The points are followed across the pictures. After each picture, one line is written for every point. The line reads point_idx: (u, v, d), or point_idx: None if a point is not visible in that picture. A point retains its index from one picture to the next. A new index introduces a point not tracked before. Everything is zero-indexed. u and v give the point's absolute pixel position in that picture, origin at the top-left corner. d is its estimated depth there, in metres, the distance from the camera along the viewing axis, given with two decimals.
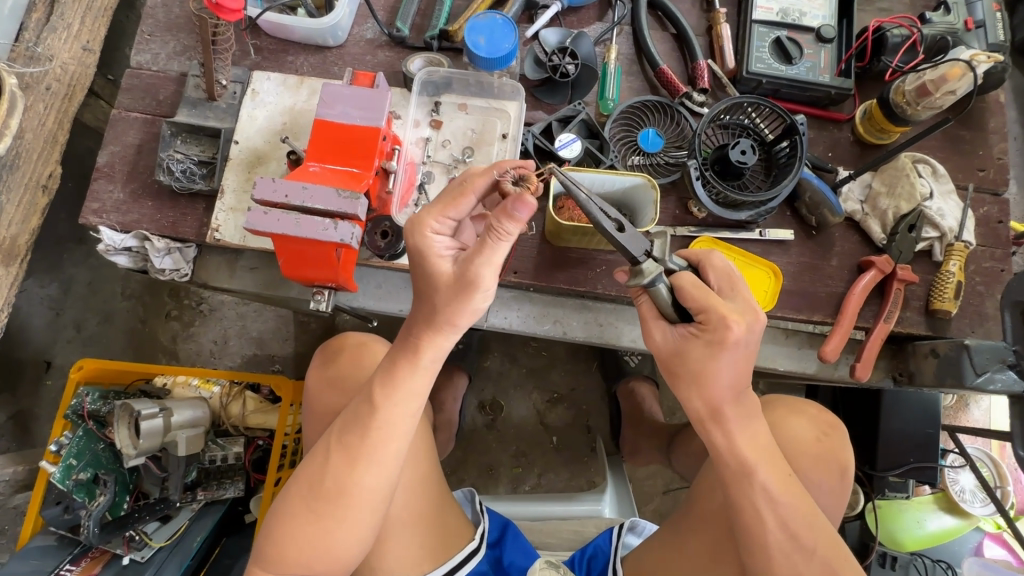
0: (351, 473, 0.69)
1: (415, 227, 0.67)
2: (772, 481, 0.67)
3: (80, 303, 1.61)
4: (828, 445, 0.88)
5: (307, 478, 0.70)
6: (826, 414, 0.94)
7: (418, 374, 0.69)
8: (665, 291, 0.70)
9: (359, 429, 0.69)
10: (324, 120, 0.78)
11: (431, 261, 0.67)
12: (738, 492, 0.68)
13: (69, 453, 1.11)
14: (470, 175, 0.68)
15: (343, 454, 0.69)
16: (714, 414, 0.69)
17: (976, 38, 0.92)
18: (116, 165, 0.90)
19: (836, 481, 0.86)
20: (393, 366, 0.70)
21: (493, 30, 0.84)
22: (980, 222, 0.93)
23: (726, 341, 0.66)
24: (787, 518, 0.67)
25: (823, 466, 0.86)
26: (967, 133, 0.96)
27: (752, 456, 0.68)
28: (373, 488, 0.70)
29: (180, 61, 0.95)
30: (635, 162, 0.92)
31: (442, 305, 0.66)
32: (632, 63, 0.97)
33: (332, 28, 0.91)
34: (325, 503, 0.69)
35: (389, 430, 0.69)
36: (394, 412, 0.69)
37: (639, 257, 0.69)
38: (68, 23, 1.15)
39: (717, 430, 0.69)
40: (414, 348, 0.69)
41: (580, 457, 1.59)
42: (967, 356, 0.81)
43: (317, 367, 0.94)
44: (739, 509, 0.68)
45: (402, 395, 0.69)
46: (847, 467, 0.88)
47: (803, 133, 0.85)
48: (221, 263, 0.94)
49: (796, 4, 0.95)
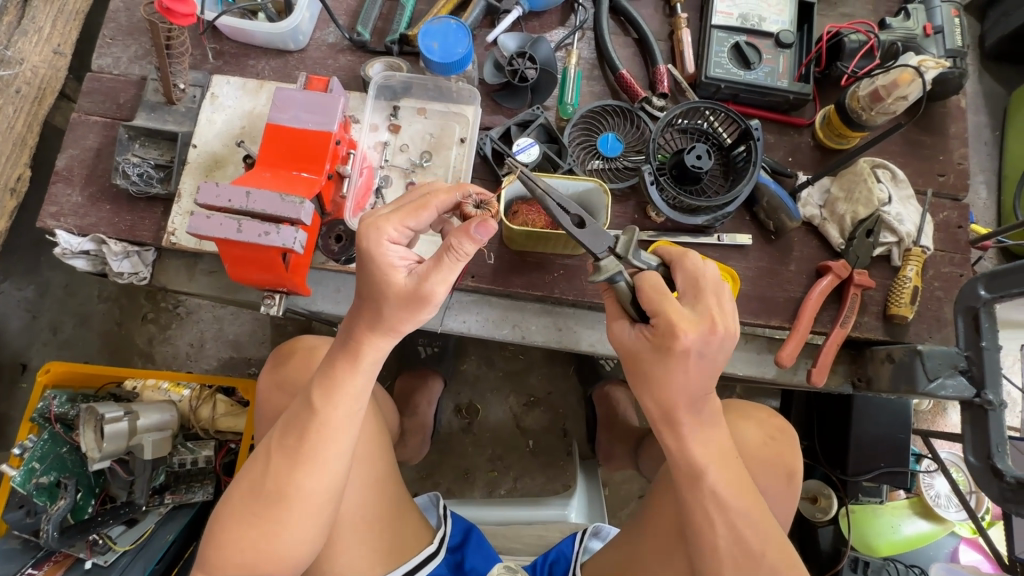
0: (293, 476, 0.68)
1: (372, 232, 0.65)
2: (723, 486, 0.68)
3: (56, 306, 1.62)
4: (777, 449, 0.88)
5: (251, 480, 0.70)
6: (777, 419, 0.94)
7: (358, 374, 0.70)
8: (626, 290, 0.69)
9: (301, 431, 0.69)
10: (276, 124, 0.78)
11: (385, 269, 0.65)
12: (692, 497, 0.68)
13: (31, 458, 1.10)
14: (432, 193, 0.67)
15: (285, 456, 0.69)
16: (667, 419, 0.68)
17: (934, 44, 0.92)
18: (74, 168, 0.90)
19: (784, 486, 0.86)
20: (335, 366, 0.70)
21: (447, 35, 0.84)
22: (939, 226, 0.93)
23: (686, 347, 0.64)
24: (737, 520, 0.67)
25: (768, 470, 0.86)
26: (927, 138, 0.96)
27: (705, 461, 0.68)
28: (318, 492, 0.69)
29: (141, 65, 0.95)
30: (594, 166, 0.92)
31: (388, 311, 0.66)
32: (593, 67, 0.98)
33: (291, 32, 0.91)
34: (270, 505, 0.68)
35: (330, 431, 0.69)
36: (336, 410, 0.69)
37: (601, 254, 0.70)
38: (38, 27, 1.16)
39: (671, 433, 0.69)
40: (357, 350, 0.69)
41: (556, 461, 1.59)
42: (919, 361, 0.80)
43: (270, 367, 0.94)
44: (689, 509, 0.69)
45: (346, 395, 0.70)
46: (794, 472, 0.88)
47: (759, 138, 0.85)
48: (180, 266, 0.94)
49: (756, 9, 0.95)
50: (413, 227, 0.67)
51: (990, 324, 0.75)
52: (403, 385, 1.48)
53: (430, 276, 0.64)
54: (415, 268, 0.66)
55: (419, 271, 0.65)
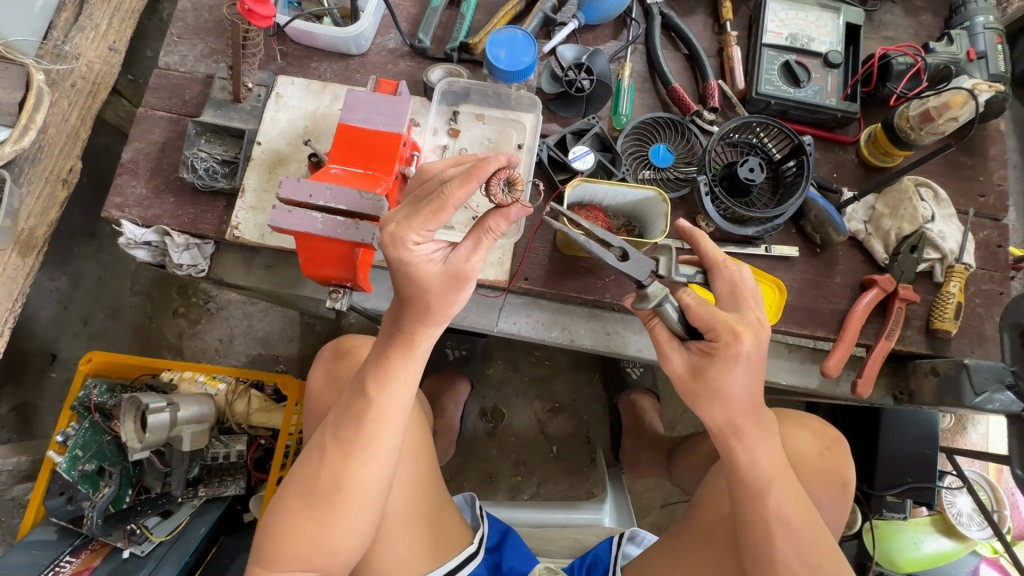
0: (347, 466, 0.70)
1: (396, 241, 0.62)
2: (782, 499, 0.69)
3: (88, 298, 1.63)
4: (832, 461, 0.89)
5: (305, 471, 0.71)
6: (830, 428, 0.96)
7: (410, 364, 0.72)
8: (673, 312, 0.70)
9: (356, 422, 0.70)
10: (348, 124, 0.81)
11: (420, 270, 0.64)
12: (751, 507, 0.70)
13: (75, 445, 1.13)
14: (448, 185, 0.59)
15: (339, 446, 0.70)
16: (733, 429, 0.70)
17: (978, 68, 0.96)
18: (140, 161, 0.92)
19: (837, 495, 0.88)
20: (385, 359, 0.71)
21: (514, 44, 0.88)
22: (980, 245, 0.96)
23: (742, 355, 0.68)
24: (798, 531, 0.69)
25: (824, 480, 0.87)
26: (968, 159, 0.99)
27: (768, 473, 0.70)
28: (371, 481, 0.71)
29: (206, 64, 0.98)
30: (646, 176, 0.94)
31: (434, 301, 0.67)
32: (645, 80, 1.00)
33: (355, 37, 0.94)
34: (323, 497, 0.70)
35: (384, 422, 0.71)
36: (382, 402, 0.70)
37: (644, 280, 0.70)
38: (96, 23, 1.20)
39: (739, 446, 0.70)
40: (406, 341, 0.70)
41: (579, 467, 1.60)
42: (965, 375, 0.83)
43: (327, 362, 0.97)
44: (750, 522, 0.70)
45: (396, 386, 0.71)
46: (848, 482, 0.90)
47: (810, 154, 0.88)
48: (238, 260, 0.96)
49: (805, 30, 0.99)
50: (436, 226, 0.62)
51: None
52: (432, 386, 1.50)
53: (469, 259, 0.65)
54: (450, 256, 0.65)
55: (455, 258, 0.64)
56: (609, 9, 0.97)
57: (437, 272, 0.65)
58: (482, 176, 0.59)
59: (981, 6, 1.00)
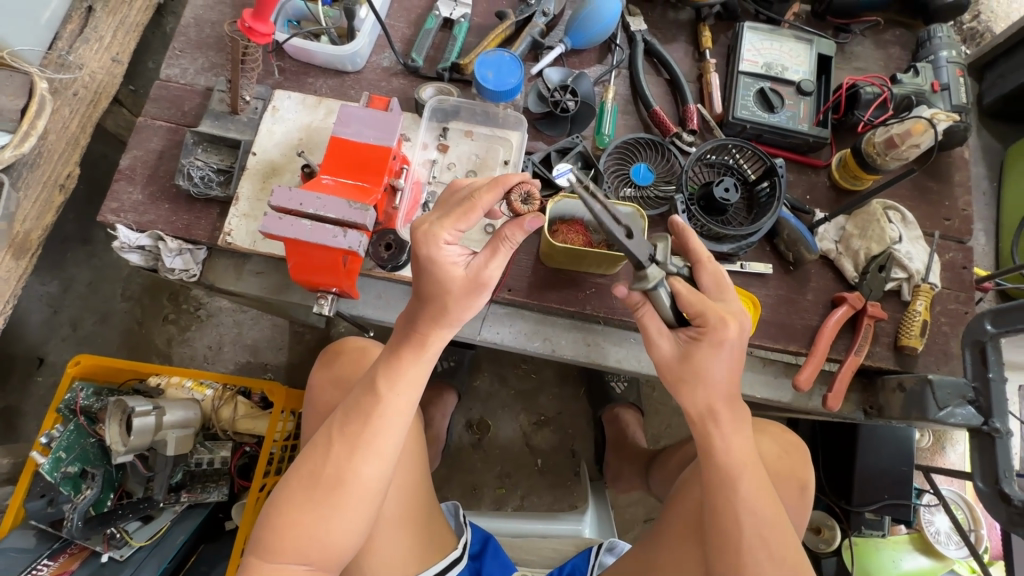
0: (352, 461, 0.71)
1: (429, 238, 0.68)
2: (751, 490, 0.71)
3: (78, 302, 1.64)
4: (789, 463, 0.92)
5: (309, 465, 0.72)
6: (791, 434, 0.99)
7: (420, 365, 0.74)
8: (666, 295, 0.75)
9: (363, 418, 0.72)
10: (340, 137, 0.84)
11: (444, 270, 0.68)
12: (721, 495, 0.71)
13: (58, 447, 1.12)
14: (478, 191, 0.68)
15: (344, 441, 0.72)
16: (711, 415, 0.73)
17: (941, 99, 1.01)
18: (138, 168, 0.95)
19: (797, 496, 0.90)
20: (397, 357, 0.73)
21: (501, 66, 0.92)
22: (946, 266, 1.00)
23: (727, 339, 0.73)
24: (764, 524, 0.70)
25: (785, 482, 0.89)
26: (934, 185, 1.04)
27: (739, 464, 0.72)
28: (373, 478, 0.72)
29: (207, 77, 1.01)
30: (627, 193, 0.98)
31: (449, 303, 0.70)
32: (628, 103, 1.05)
33: (351, 55, 0.98)
34: (324, 490, 0.71)
35: (390, 420, 0.72)
36: (387, 399, 0.72)
37: (645, 263, 0.72)
38: (100, 35, 1.25)
39: (710, 433, 0.73)
40: (420, 340, 0.73)
41: (564, 481, 1.61)
42: (930, 391, 0.85)
43: (320, 367, 0.99)
44: (720, 509, 0.71)
45: (405, 385, 0.73)
46: (806, 484, 0.92)
47: (782, 175, 0.92)
48: (229, 265, 0.98)
49: (779, 59, 1.04)
50: (466, 227, 0.68)
51: (996, 357, 0.81)
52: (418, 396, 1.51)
53: (491, 265, 0.69)
54: (471, 260, 0.69)
55: (477, 263, 0.69)
56: (594, 34, 1.02)
57: (458, 276, 0.69)
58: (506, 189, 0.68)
59: (946, 41, 1.06)
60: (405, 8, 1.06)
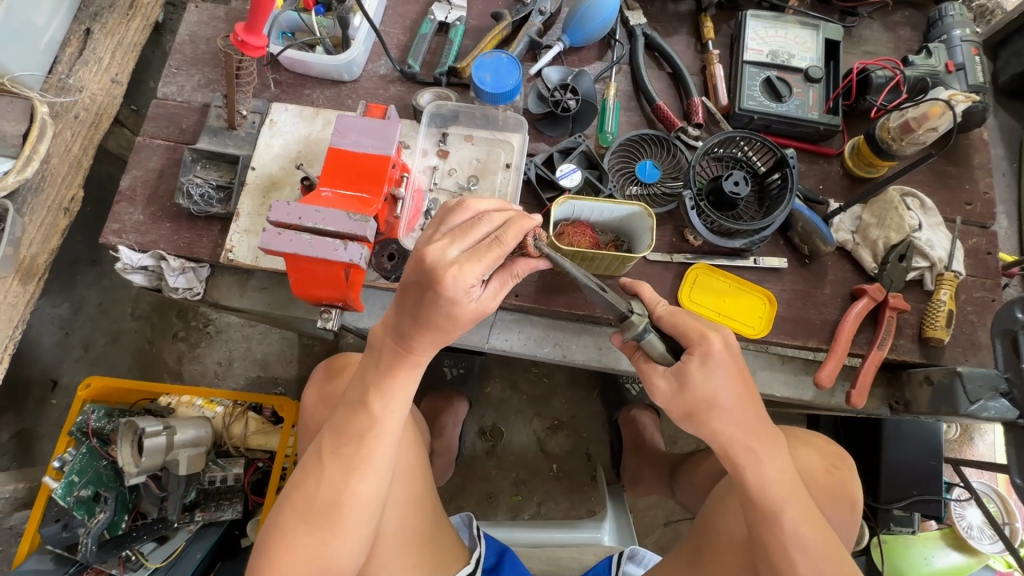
0: (346, 483, 0.70)
1: (451, 280, 0.61)
2: (797, 521, 0.68)
3: (89, 323, 1.65)
4: (840, 477, 0.88)
5: (304, 489, 0.70)
6: (833, 445, 0.94)
7: (411, 381, 0.72)
8: (657, 340, 0.71)
9: (356, 439, 0.70)
10: (338, 148, 0.82)
11: (460, 307, 0.64)
12: (768, 530, 0.69)
13: (71, 471, 1.12)
14: (504, 232, 0.64)
15: (337, 462, 0.70)
16: (738, 449, 0.70)
17: (957, 80, 0.98)
18: (138, 189, 0.94)
19: (847, 514, 0.86)
20: (386, 374, 0.71)
21: (498, 68, 0.90)
22: (970, 252, 0.96)
23: (713, 356, 0.68)
24: (816, 554, 0.68)
25: (831, 499, 0.85)
26: (953, 168, 1.00)
27: (779, 493, 0.69)
28: (369, 497, 0.71)
29: (203, 93, 1.01)
30: (633, 192, 0.96)
31: (450, 327, 0.67)
32: (630, 99, 1.03)
33: (347, 64, 0.97)
34: (321, 515, 0.69)
35: (382, 438, 0.71)
36: (376, 417, 0.70)
37: (626, 312, 0.71)
38: (99, 57, 1.27)
39: (746, 463, 0.70)
40: (410, 357, 0.70)
41: (580, 486, 1.58)
42: (959, 383, 0.82)
43: (318, 383, 0.98)
44: (770, 544, 0.69)
45: (396, 402, 0.71)
46: (856, 500, 0.88)
47: (794, 166, 0.89)
48: (232, 282, 0.97)
49: (784, 46, 1.01)
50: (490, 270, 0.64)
51: None
52: (430, 406, 1.49)
53: (497, 296, 0.68)
54: (484, 294, 0.66)
55: (489, 296, 0.66)
56: (592, 31, 1.00)
57: (471, 310, 0.65)
58: (525, 229, 0.66)
59: (958, 19, 1.03)
60: (400, 14, 1.05)
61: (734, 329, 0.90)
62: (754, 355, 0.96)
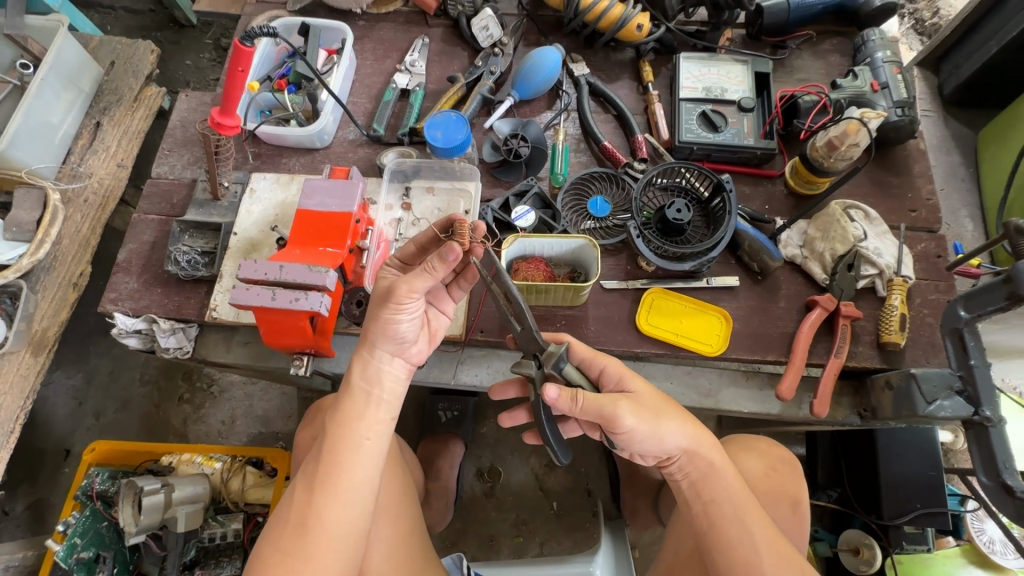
0: (312, 505, 0.70)
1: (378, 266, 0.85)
2: (756, 518, 0.72)
3: (100, 392, 1.73)
4: (780, 479, 0.90)
5: (280, 517, 0.71)
6: (782, 450, 0.96)
7: (370, 399, 0.74)
8: (572, 369, 0.77)
9: (318, 460, 0.72)
10: (306, 209, 0.90)
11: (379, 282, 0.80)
12: (733, 524, 0.71)
13: (74, 533, 1.16)
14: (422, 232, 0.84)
15: (305, 485, 0.71)
16: (693, 452, 0.75)
17: (882, 98, 1.03)
18: (133, 260, 1.03)
19: (790, 513, 0.87)
20: (344, 394, 0.74)
21: (449, 125, 0.99)
22: (919, 257, 0.99)
23: (624, 374, 0.79)
24: (777, 546, 0.70)
25: (774, 498, 0.87)
26: (894, 179, 1.05)
27: (736, 490, 0.74)
28: (335, 521, 0.70)
29: (193, 170, 1.11)
30: (587, 226, 1.02)
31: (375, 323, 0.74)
32: (579, 141, 1.11)
33: (318, 133, 1.07)
34: (291, 541, 0.69)
35: (344, 459, 0.72)
36: (348, 438, 0.72)
37: (543, 342, 0.77)
38: (106, 146, 1.41)
39: (699, 461, 0.75)
40: (360, 374, 0.74)
41: (582, 523, 1.56)
42: (916, 385, 0.82)
43: (308, 420, 1.01)
44: (732, 541, 0.70)
45: (354, 420, 0.73)
46: (799, 500, 0.90)
47: (731, 190, 0.94)
48: (218, 338, 1.04)
49: (717, 82, 1.09)
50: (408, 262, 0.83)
51: (975, 342, 0.78)
52: (424, 450, 1.51)
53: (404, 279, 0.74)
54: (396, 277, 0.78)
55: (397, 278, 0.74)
56: (538, 85, 1.09)
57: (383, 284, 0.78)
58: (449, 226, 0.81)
59: (880, 43, 1.10)
60: (366, 86, 1.16)
61: (692, 348, 0.93)
62: (719, 372, 0.99)
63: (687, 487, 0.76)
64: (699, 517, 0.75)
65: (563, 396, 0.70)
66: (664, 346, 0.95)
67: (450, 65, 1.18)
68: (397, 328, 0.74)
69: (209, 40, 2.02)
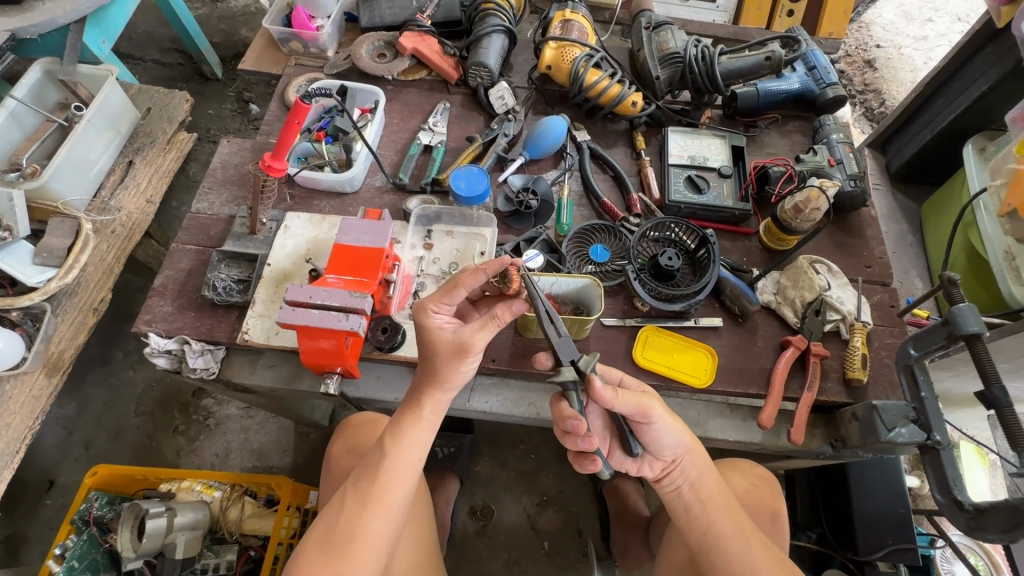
0: (362, 515, 0.78)
1: (421, 310, 0.83)
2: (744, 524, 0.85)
3: (93, 422, 1.73)
4: (762, 494, 1.03)
5: (327, 523, 0.79)
6: (762, 470, 1.09)
7: (424, 426, 0.83)
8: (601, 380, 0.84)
9: (371, 475, 0.80)
10: (342, 244, 1.01)
11: (435, 331, 0.82)
12: (727, 524, 0.85)
13: (72, 556, 1.16)
14: (462, 274, 0.83)
15: (356, 497, 0.79)
16: (691, 459, 0.87)
17: (838, 171, 1.21)
18: (169, 285, 1.11)
19: (770, 524, 0.99)
20: (402, 418, 0.83)
21: (471, 177, 1.14)
22: (875, 306, 1.14)
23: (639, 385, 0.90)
24: (763, 542, 0.85)
25: (757, 510, 0.99)
26: (851, 239, 1.21)
27: (722, 497, 0.88)
28: (381, 532, 0.78)
29: (230, 207, 1.22)
30: (588, 270, 1.14)
31: (441, 367, 0.81)
32: (581, 197, 1.26)
33: (350, 179, 1.19)
34: (338, 545, 0.76)
35: (394, 477, 0.80)
36: (402, 459, 0.81)
37: (574, 357, 0.82)
38: (137, 182, 1.51)
39: (691, 469, 0.87)
40: (417, 402, 0.83)
41: (572, 563, 1.59)
42: (878, 415, 0.95)
43: (339, 435, 1.09)
44: (728, 541, 0.83)
45: (408, 442, 0.82)
46: (778, 512, 1.02)
47: (714, 243, 1.08)
48: (244, 361, 1.10)
49: (700, 152, 1.27)
50: (451, 302, 0.83)
51: (925, 378, 0.90)
52: None
53: (473, 331, 0.80)
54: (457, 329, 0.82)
55: (466, 331, 0.80)
56: (547, 147, 1.25)
57: (446, 338, 0.81)
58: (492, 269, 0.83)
59: (834, 127, 1.30)
60: (393, 140, 1.31)
61: (681, 380, 1.04)
62: (706, 405, 1.09)
63: (687, 492, 0.88)
64: (697, 520, 0.87)
65: (609, 387, 0.78)
66: (658, 378, 1.06)
67: (468, 126, 1.34)
68: (465, 372, 0.82)
69: (232, 93, 2.18)
